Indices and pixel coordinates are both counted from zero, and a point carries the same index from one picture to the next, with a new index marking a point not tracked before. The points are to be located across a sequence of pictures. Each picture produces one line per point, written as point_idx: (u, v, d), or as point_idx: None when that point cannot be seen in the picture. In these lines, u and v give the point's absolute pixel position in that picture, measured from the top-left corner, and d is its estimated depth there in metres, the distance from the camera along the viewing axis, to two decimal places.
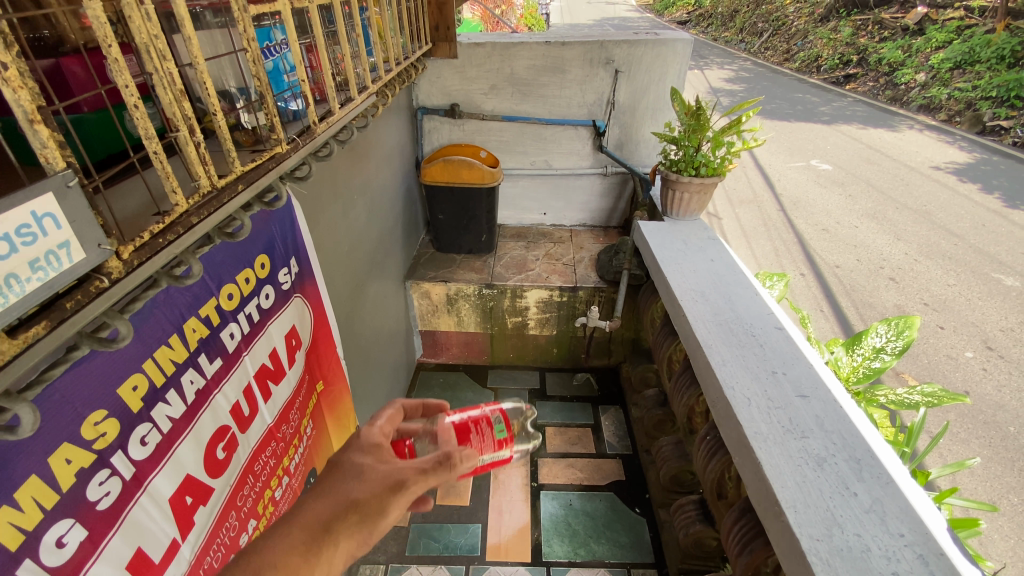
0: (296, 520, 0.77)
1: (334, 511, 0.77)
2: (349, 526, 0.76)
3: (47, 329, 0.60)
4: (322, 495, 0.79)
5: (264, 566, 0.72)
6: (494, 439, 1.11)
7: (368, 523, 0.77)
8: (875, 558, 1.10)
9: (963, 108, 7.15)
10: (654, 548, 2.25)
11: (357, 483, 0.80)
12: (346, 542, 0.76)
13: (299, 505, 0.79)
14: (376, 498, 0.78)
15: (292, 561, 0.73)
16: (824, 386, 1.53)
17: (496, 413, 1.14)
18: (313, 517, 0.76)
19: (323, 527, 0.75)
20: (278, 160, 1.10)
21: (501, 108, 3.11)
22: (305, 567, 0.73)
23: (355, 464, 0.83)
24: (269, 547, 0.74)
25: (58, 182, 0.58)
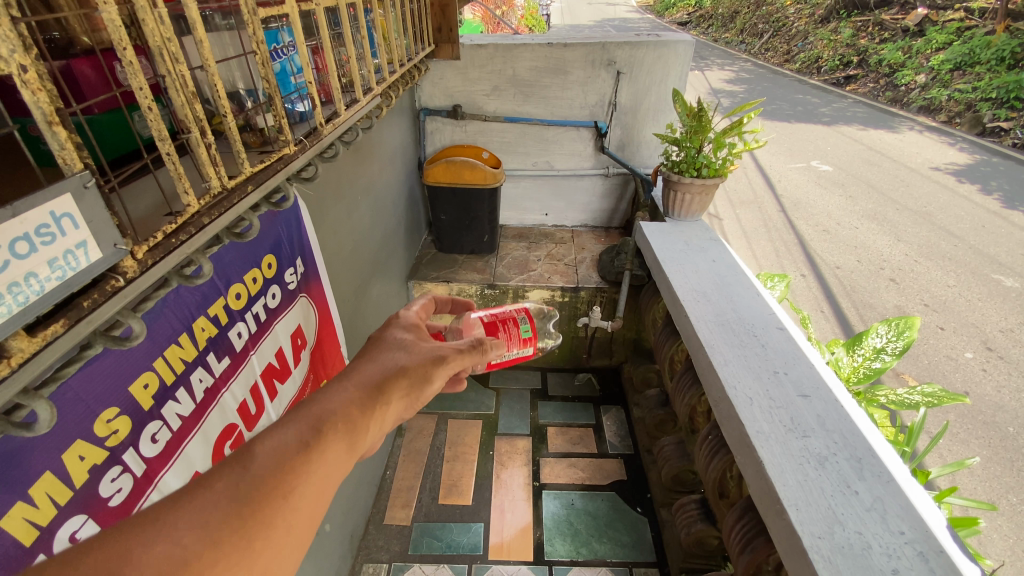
0: (347, 379, 0.72)
1: (387, 373, 0.75)
2: (404, 387, 0.76)
3: (66, 327, 0.61)
4: (371, 359, 0.77)
5: (326, 413, 0.64)
6: (519, 337, 1.37)
7: (419, 388, 0.78)
8: (876, 556, 1.11)
9: (963, 109, 7.17)
10: (656, 547, 2.26)
11: (409, 350, 0.81)
12: (399, 401, 0.75)
13: (345, 372, 0.74)
14: (429, 365, 0.80)
15: (354, 410, 0.67)
16: (825, 386, 1.55)
17: (523, 316, 1.40)
18: (368, 374, 0.73)
19: (382, 382, 0.73)
20: (286, 161, 1.11)
21: (503, 109, 3.13)
22: (364, 419, 0.67)
23: (402, 337, 0.84)
24: (324, 399, 0.67)
25: (76, 183, 0.59)
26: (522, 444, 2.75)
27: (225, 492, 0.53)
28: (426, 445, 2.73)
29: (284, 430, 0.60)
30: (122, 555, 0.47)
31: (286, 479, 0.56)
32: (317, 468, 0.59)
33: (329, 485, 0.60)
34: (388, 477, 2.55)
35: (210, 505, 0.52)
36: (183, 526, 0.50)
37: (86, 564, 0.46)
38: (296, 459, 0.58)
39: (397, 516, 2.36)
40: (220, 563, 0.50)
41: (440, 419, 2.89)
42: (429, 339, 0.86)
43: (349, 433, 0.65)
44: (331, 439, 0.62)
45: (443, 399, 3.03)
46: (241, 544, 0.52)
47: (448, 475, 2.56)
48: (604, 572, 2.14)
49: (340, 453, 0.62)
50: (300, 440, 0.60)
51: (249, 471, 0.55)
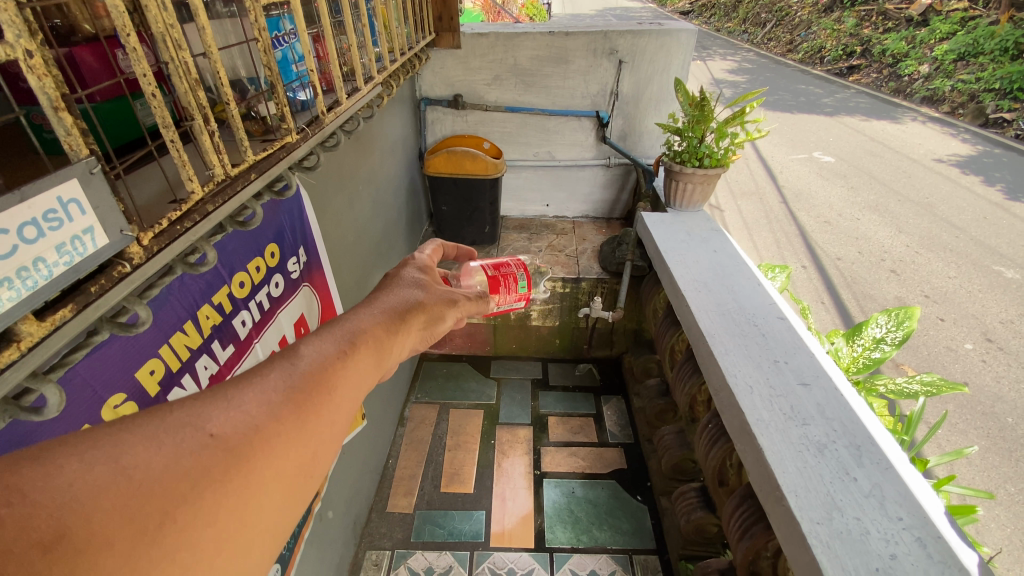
0: (372, 306, 0.80)
1: (407, 305, 0.85)
2: (418, 320, 0.85)
3: (74, 312, 0.61)
4: (388, 293, 0.86)
5: (357, 330, 0.71)
6: (516, 292, 1.48)
7: (428, 324, 0.89)
8: (873, 541, 1.13)
9: (967, 100, 7.12)
10: (655, 534, 2.28)
11: (422, 290, 0.91)
12: (413, 332, 0.84)
13: (369, 301, 0.82)
14: (438, 306, 0.92)
15: (380, 332, 0.74)
16: (825, 374, 1.56)
17: (521, 273, 1.49)
18: (390, 304, 0.82)
19: (401, 312, 0.81)
20: (288, 150, 1.11)
21: (504, 99, 3.11)
22: (388, 340, 0.75)
23: (414, 277, 0.94)
24: (353, 319, 0.74)
25: (82, 169, 0.60)
26: (523, 433, 2.77)
27: (279, 379, 0.58)
28: (428, 434, 2.75)
29: (322, 340, 0.66)
30: (194, 418, 0.49)
31: (331, 376, 0.62)
32: (354, 373, 0.66)
33: (362, 390, 0.66)
34: (391, 466, 2.57)
35: (269, 385, 0.56)
36: (247, 401, 0.53)
37: (159, 425, 0.47)
38: (337, 362, 0.64)
39: (399, 504, 2.38)
40: (280, 438, 0.53)
41: (442, 409, 2.91)
42: (437, 283, 0.98)
43: (377, 350, 0.72)
44: (363, 353, 0.68)
45: (445, 389, 3.05)
46: (297, 425, 0.55)
47: (450, 464, 2.58)
48: (604, 559, 2.17)
49: (369, 367, 0.69)
50: (340, 348, 0.66)
51: (297, 365, 0.60)
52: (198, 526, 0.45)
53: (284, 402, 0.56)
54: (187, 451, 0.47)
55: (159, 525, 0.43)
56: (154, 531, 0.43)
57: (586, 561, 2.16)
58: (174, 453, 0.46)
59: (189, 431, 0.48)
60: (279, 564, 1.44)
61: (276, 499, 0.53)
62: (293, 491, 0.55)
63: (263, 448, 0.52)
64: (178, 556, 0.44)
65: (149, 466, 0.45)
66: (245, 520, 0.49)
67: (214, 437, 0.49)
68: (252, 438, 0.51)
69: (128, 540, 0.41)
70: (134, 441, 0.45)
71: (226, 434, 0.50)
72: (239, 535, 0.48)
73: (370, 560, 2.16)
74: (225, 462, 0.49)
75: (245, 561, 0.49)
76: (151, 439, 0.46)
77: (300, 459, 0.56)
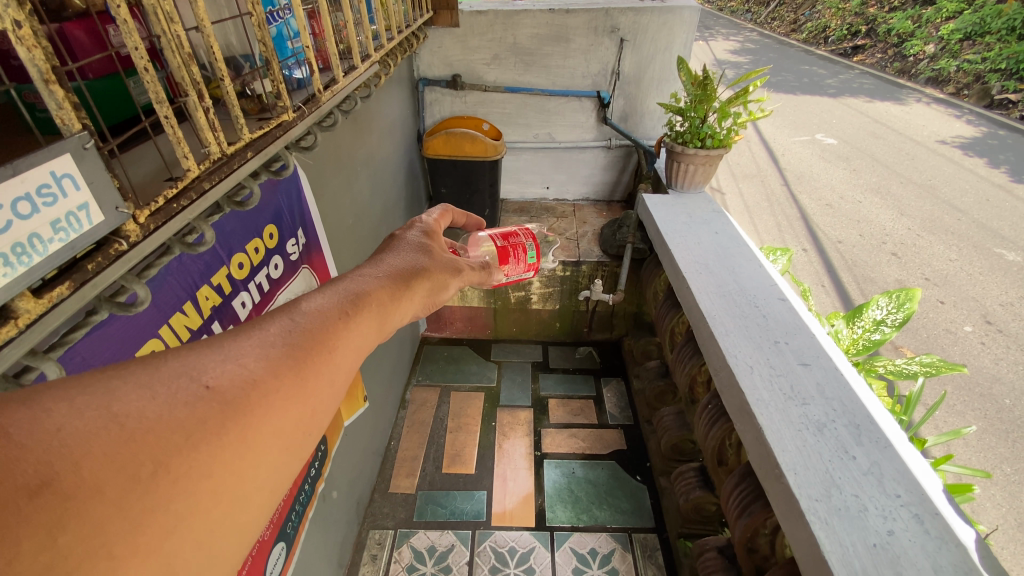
0: (375, 268, 0.84)
1: (411, 269, 0.89)
2: (420, 287, 0.89)
3: (71, 289, 0.61)
4: (391, 259, 0.90)
5: (359, 292, 0.75)
6: (525, 262, 1.47)
7: (429, 292, 0.93)
8: (872, 518, 1.14)
9: (972, 80, 7.01)
10: (655, 513, 2.31)
11: (425, 256, 0.95)
12: (416, 297, 0.88)
13: (374, 263, 0.86)
14: (440, 272, 0.96)
15: (383, 296, 0.78)
16: (825, 354, 1.56)
17: (530, 243, 1.48)
18: (393, 267, 0.86)
19: (404, 276, 0.85)
20: (284, 129, 1.09)
21: (503, 79, 3.06)
22: (390, 303, 0.79)
23: (416, 241, 0.99)
24: (354, 282, 0.77)
25: (75, 143, 0.58)
26: (524, 415, 2.79)
27: (281, 335, 0.60)
28: (429, 416, 2.77)
29: (322, 300, 0.68)
30: (189, 369, 0.50)
31: (329, 335, 0.64)
32: (353, 333, 0.68)
33: (360, 351, 0.69)
34: (393, 448, 2.59)
35: (270, 340, 0.58)
36: (243, 356, 0.55)
37: (154, 374, 0.48)
38: (335, 322, 0.66)
39: (402, 485, 2.41)
40: (278, 393, 0.55)
41: (443, 392, 2.93)
42: (439, 251, 1.02)
43: (378, 313, 0.75)
44: (364, 314, 0.72)
45: (446, 372, 3.06)
46: (297, 380, 0.58)
47: (451, 445, 2.60)
48: (604, 537, 2.20)
49: (369, 326, 0.72)
50: (341, 307, 0.69)
51: (296, 322, 0.63)
52: (194, 474, 0.46)
53: (281, 359, 0.57)
54: (184, 401, 0.48)
55: (151, 473, 0.44)
56: (148, 479, 0.44)
57: (586, 539, 2.19)
58: (169, 402, 0.47)
59: (185, 382, 0.49)
60: (285, 543, 1.46)
61: (275, 450, 0.55)
62: (292, 443, 0.58)
63: (260, 402, 0.53)
64: (171, 504, 0.44)
65: (143, 414, 0.45)
66: (240, 472, 0.51)
67: (210, 388, 0.50)
68: (250, 391, 0.53)
69: (123, 486, 0.42)
70: (129, 390, 0.46)
71: (223, 386, 0.51)
72: (234, 485, 0.50)
73: (374, 540, 2.19)
74: (221, 413, 0.49)
75: (238, 512, 0.50)
76: (147, 389, 0.47)
77: (294, 415, 0.58)
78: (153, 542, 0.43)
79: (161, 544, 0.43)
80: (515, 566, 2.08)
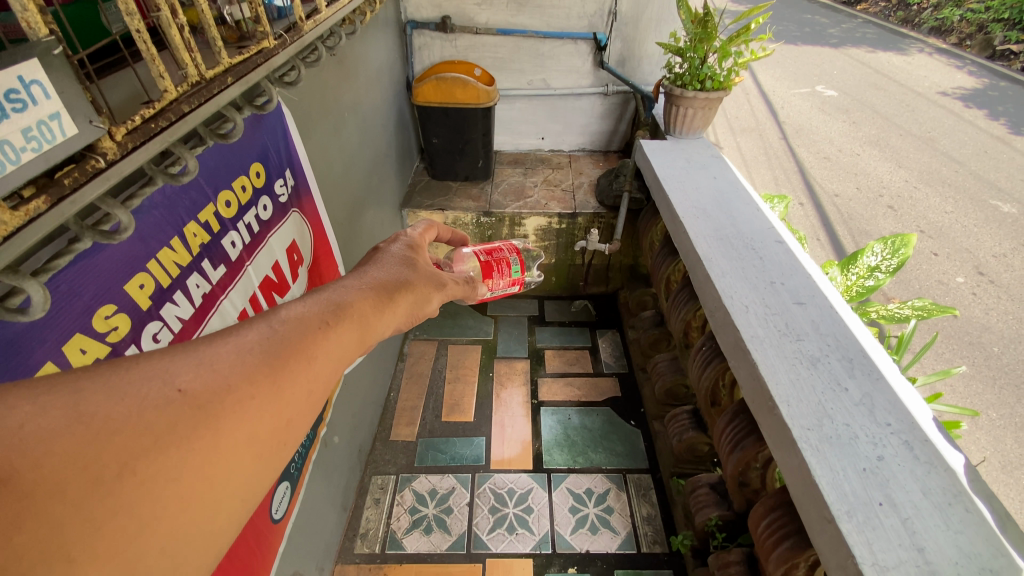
0: (359, 278, 0.78)
1: (398, 280, 0.82)
2: (408, 298, 0.82)
3: (49, 205, 0.58)
4: (376, 269, 0.83)
5: (343, 301, 0.69)
6: (510, 276, 1.50)
7: (418, 303, 0.86)
8: (862, 444, 1.17)
9: (976, 30, 6.80)
10: (648, 455, 2.38)
11: (410, 269, 0.87)
12: (403, 309, 0.81)
13: (359, 274, 0.79)
14: (427, 287, 0.88)
15: (367, 306, 0.72)
16: (821, 293, 1.56)
17: (514, 258, 1.52)
18: (379, 278, 0.80)
19: (390, 288, 0.79)
20: (266, 56, 1.04)
21: (496, 21, 2.93)
22: (375, 314, 0.73)
23: (401, 253, 0.91)
24: (338, 289, 0.72)
25: (42, 49, 0.55)
26: (521, 365, 2.83)
27: (259, 343, 0.56)
28: (427, 368, 2.80)
29: (306, 305, 0.64)
30: (162, 371, 0.48)
31: (310, 343, 0.60)
32: (335, 344, 0.64)
33: (343, 361, 0.65)
34: (392, 398, 2.63)
35: (247, 347, 0.55)
36: (218, 359, 0.52)
37: (125, 374, 0.46)
38: (317, 329, 0.62)
39: (402, 433, 2.46)
40: (252, 401, 0.52)
41: (440, 345, 2.95)
42: (426, 263, 0.94)
43: (363, 322, 0.70)
44: (347, 326, 0.66)
45: (443, 326, 3.08)
46: (271, 389, 0.54)
47: (450, 395, 2.64)
48: (599, 478, 2.27)
49: (352, 340, 0.67)
50: (323, 316, 0.64)
51: (276, 327, 0.59)
52: (159, 482, 0.44)
53: (257, 365, 0.54)
54: (154, 403, 0.46)
55: (116, 475, 0.42)
56: (112, 481, 0.42)
57: (582, 480, 2.26)
58: (138, 404, 0.45)
59: (156, 384, 0.47)
60: (288, 483, 1.49)
61: (248, 459, 0.52)
62: (265, 453, 0.54)
63: (233, 409, 0.50)
64: (135, 510, 0.42)
65: (111, 414, 0.43)
66: (211, 480, 0.48)
67: (182, 392, 0.48)
68: (222, 397, 0.50)
69: (84, 489, 0.40)
70: (97, 390, 0.44)
71: (196, 390, 0.49)
72: (201, 497, 0.47)
73: (376, 484, 2.24)
74: (192, 417, 0.47)
75: (208, 522, 0.48)
76: (115, 390, 0.45)
77: (270, 426, 0.54)
78: (113, 549, 0.40)
79: (122, 551, 0.41)
80: (514, 506, 2.16)
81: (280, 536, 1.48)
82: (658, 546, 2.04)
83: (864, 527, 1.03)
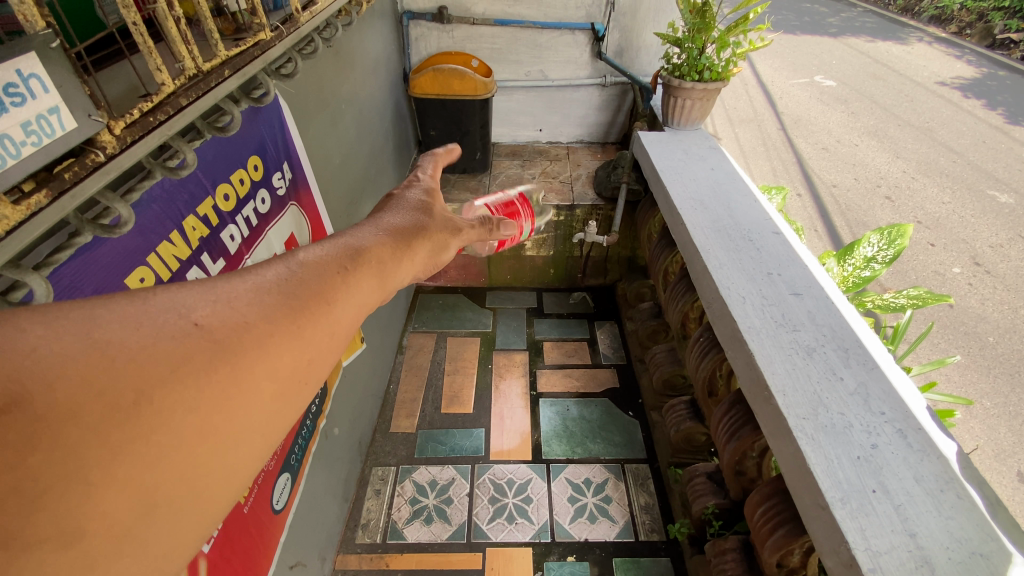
0: (373, 227, 0.75)
1: (411, 230, 0.80)
2: (421, 248, 0.80)
3: (50, 199, 0.59)
4: (391, 218, 0.82)
5: (361, 247, 0.66)
6: (530, 218, 1.63)
7: (429, 254, 0.85)
8: (856, 433, 1.18)
9: (975, 20, 6.75)
10: (646, 445, 2.40)
11: (423, 217, 0.86)
12: (417, 259, 0.79)
13: (374, 223, 0.76)
14: (439, 235, 0.88)
15: (384, 255, 0.69)
16: (817, 284, 1.58)
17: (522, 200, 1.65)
18: (394, 228, 0.77)
19: (405, 237, 0.76)
20: (262, 49, 1.04)
21: (493, 11, 2.91)
22: (393, 262, 0.70)
23: (416, 200, 0.91)
24: (354, 237, 0.68)
25: (39, 42, 0.55)
26: (519, 357, 2.84)
27: (278, 280, 0.53)
28: (426, 360, 2.81)
29: (323, 250, 0.61)
30: (179, 303, 0.44)
31: (330, 287, 0.57)
32: (355, 290, 0.60)
33: (364, 310, 0.61)
34: (392, 390, 2.65)
35: (265, 283, 0.51)
36: (236, 296, 0.48)
37: (140, 306, 0.42)
38: (337, 274, 0.58)
39: (402, 425, 2.48)
40: (271, 339, 0.48)
41: (439, 337, 2.97)
42: (442, 207, 0.95)
43: (380, 273, 0.67)
44: (366, 269, 0.63)
45: (441, 319, 3.09)
46: (293, 327, 0.51)
47: (449, 387, 2.66)
48: (597, 468, 2.30)
49: (370, 283, 0.64)
50: (341, 261, 0.61)
51: (295, 270, 0.55)
52: (178, 411, 0.41)
53: (276, 305, 0.50)
54: (170, 335, 0.42)
55: (133, 402, 0.39)
56: (129, 409, 0.38)
57: (581, 470, 2.28)
58: (155, 333, 0.41)
59: (172, 315, 0.43)
60: (289, 474, 1.50)
61: (270, 394, 0.49)
62: (288, 390, 0.51)
63: (252, 346, 0.47)
64: (154, 438, 0.39)
65: (127, 341, 0.40)
66: (231, 413, 0.45)
67: (199, 325, 0.44)
68: (242, 333, 0.46)
69: (99, 414, 0.37)
70: (113, 319, 0.40)
71: (213, 324, 0.45)
72: (223, 429, 0.44)
73: (377, 475, 2.26)
74: (211, 351, 0.44)
75: (227, 456, 0.44)
76: (131, 320, 0.41)
77: (291, 366, 0.50)
78: (130, 476, 0.37)
79: (138, 479, 0.38)
80: (513, 496, 2.18)
81: (282, 526, 1.50)
82: (656, 534, 2.07)
83: (858, 514, 1.04)
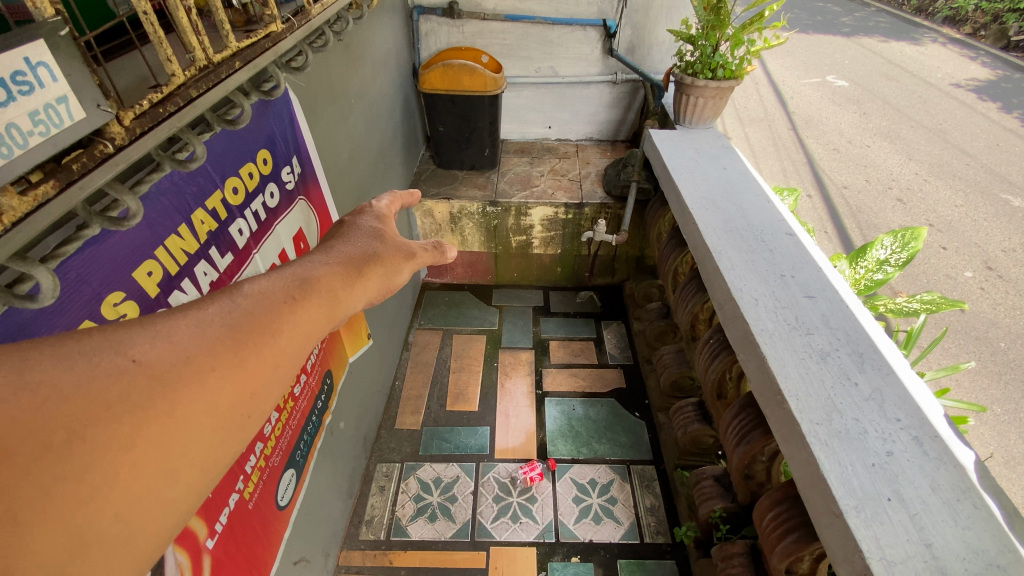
0: (326, 254, 0.70)
1: (365, 255, 0.74)
2: (377, 273, 0.73)
3: (57, 190, 0.57)
4: (344, 244, 0.75)
5: (309, 276, 0.61)
6: None
7: (390, 278, 0.76)
8: (871, 440, 1.16)
9: (990, 21, 6.65)
10: (652, 446, 2.38)
11: (378, 241, 0.79)
12: (374, 286, 0.72)
13: (328, 251, 0.71)
14: (396, 257, 0.79)
15: (336, 282, 0.64)
16: (831, 287, 1.55)
17: None
18: (348, 254, 0.72)
19: (359, 262, 0.71)
20: (273, 40, 1.02)
21: (503, 7, 2.88)
22: (344, 291, 0.64)
23: (371, 226, 0.83)
24: (304, 265, 0.64)
25: (47, 30, 0.53)
26: (525, 356, 2.83)
27: (221, 316, 0.50)
28: (432, 357, 2.80)
29: (269, 280, 0.57)
30: (112, 342, 0.42)
31: (275, 317, 0.53)
32: (303, 320, 0.56)
33: (311, 342, 0.57)
34: (397, 387, 2.64)
35: (203, 322, 0.48)
36: (176, 332, 0.46)
37: (74, 345, 0.41)
38: (283, 305, 0.55)
39: (407, 421, 2.47)
40: (213, 373, 0.46)
41: (445, 334, 2.96)
42: (396, 234, 0.85)
43: (332, 301, 0.62)
44: (312, 301, 0.58)
45: (447, 316, 3.08)
46: (235, 361, 0.48)
47: (455, 384, 2.65)
48: (603, 469, 2.28)
49: (316, 316, 0.58)
50: (287, 291, 0.57)
51: (238, 302, 0.52)
52: (111, 449, 0.39)
53: (219, 338, 0.48)
54: (103, 374, 0.40)
55: (66, 440, 0.37)
56: (61, 448, 0.37)
57: (586, 471, 2.27)
58: (90, 374, 0.40)
59: (108, 354, 0.42)
60: (294, 470, 1.50)
61: (209, 430, 0.46)
62: (229, 425, 0.48)
63: (192, 383, 0.44)
64: (85, 476, 0.37)
65: (61, 381, 0.38)
66: (168, 449, 0.42)
67: (137, 362, 0.42)
68: (181, 368, 0.44)
69: (32, 454, 0.36)
70: (49, 358, 0.39)
71: (153, 361, 0.43)
72: (160, 465, 0.42)
73: (381, 472, 2.26)
74: (149, 389, 0.42)
75: (165, 490, 0.42)
76: (65, 359, 0.40)
77: (231, 399, 0.47)
78: (62, 512, 0.36)
79: (70, 516, 0.36)
80: (518, 495, 2.17)
81: (286, 523, 1.49)
82: (661, 537, 2.05)
83: (872, 523, 1.02)
